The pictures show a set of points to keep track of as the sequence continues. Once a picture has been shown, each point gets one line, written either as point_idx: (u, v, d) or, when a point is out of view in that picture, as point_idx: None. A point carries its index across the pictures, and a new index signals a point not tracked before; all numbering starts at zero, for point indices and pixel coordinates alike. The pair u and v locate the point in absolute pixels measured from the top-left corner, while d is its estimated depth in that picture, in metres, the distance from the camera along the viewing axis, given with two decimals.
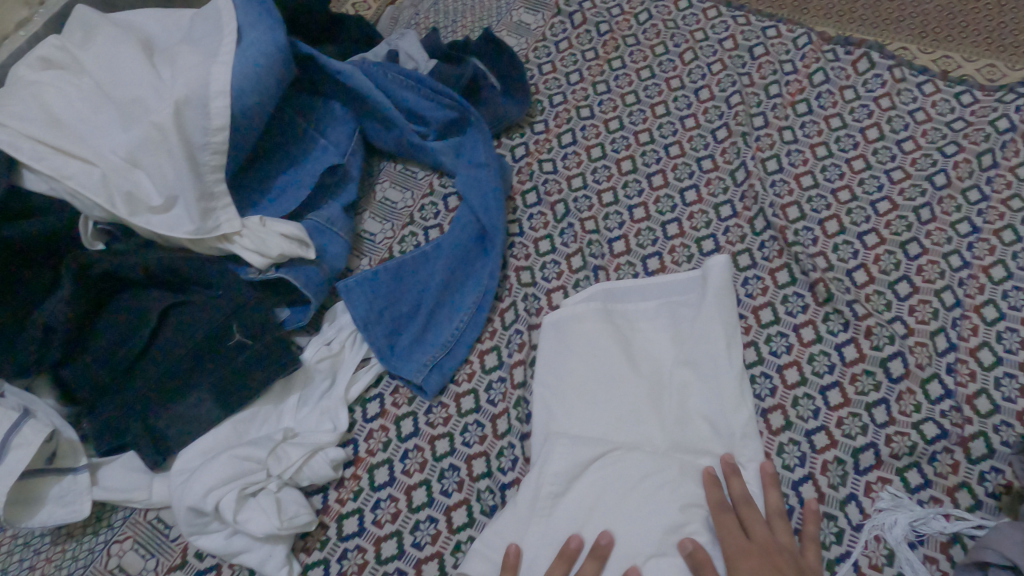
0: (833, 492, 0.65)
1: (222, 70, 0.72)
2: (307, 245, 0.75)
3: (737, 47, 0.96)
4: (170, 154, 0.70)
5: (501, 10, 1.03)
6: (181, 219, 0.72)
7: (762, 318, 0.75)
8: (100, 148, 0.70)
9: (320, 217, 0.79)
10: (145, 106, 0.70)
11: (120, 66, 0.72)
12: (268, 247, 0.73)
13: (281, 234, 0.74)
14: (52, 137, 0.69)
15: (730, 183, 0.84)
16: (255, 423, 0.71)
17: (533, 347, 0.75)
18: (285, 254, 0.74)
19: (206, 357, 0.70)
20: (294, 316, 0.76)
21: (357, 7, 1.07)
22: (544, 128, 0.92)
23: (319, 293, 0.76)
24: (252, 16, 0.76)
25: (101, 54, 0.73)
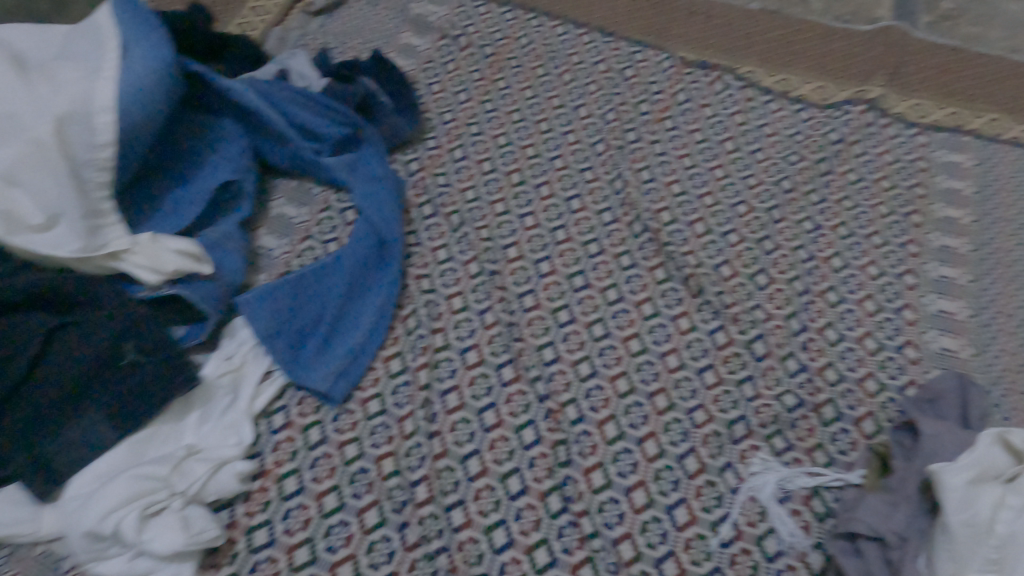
0: (713, 461, 0.73)
1: (106, 86, 0.72)
2: (202, 260, 0.76)
3: (610, 69, 1.05)
4: (51, 170, 0.68)
5: (388, 34, 1.07)
6: (65, 237, 0.69)
7: (644, 311, 0.83)
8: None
9: (214, 232, 0.79)
10: (19, 121, 0.67)
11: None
12: (162, 263, 0.73)
13: (175, 250, 0.74)
14: None
15: (610, 192, 0.92)
16: (154, 444, 0.69)
17: (436, 351, 0.79)
18: (181, 270, 0.74)
19: (97, 377, 0.68)
20: (193, 332, 0.75)
21: (243, 26, 1.07)
22: (436, 144, 0.96)
23: (217, 309, 0.75)
24: (136, 33, 0.76)
25: None
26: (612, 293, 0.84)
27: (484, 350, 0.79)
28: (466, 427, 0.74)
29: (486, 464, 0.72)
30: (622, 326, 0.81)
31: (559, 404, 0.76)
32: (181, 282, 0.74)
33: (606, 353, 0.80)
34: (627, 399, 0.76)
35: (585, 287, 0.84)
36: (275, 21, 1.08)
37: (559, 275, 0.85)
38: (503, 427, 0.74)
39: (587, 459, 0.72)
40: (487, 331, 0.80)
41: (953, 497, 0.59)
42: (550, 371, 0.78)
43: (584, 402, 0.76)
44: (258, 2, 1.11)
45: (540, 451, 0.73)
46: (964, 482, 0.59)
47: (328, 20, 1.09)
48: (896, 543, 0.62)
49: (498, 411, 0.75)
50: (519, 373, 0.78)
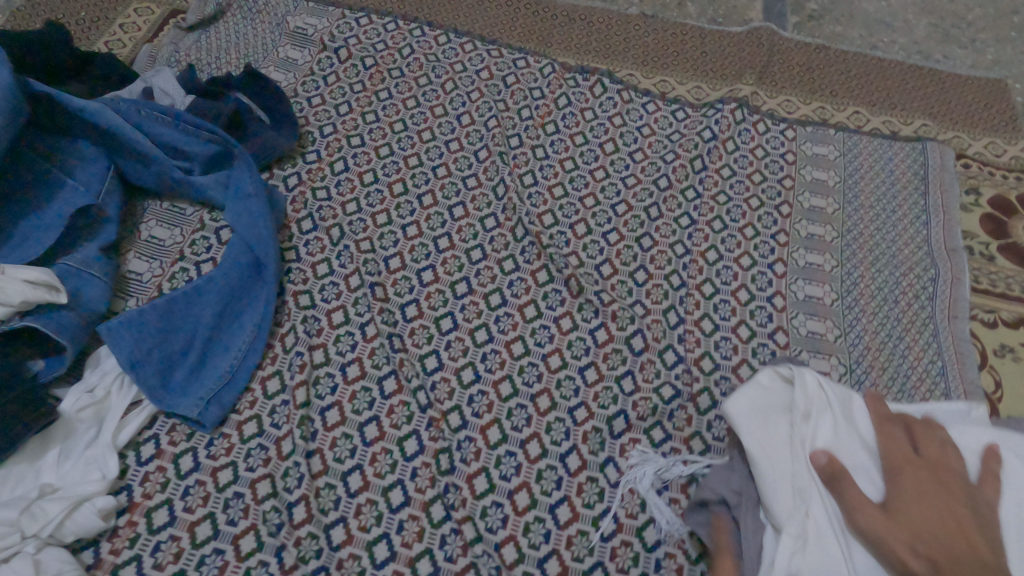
0: (594, 457, 0.74)
1: None
2: (56, 289, 0.71)
3: (492, 77, 1.06)
4: None
5: (267, 49, 1.06)
6: None
7: (526, 314, 0.84)
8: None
9: (73, 260, 0.76)
10: None
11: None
12: (7, 294, 0.67)
13: (24, 280, 0.69)
14: None
15: (492, 198, 0.93)
16: (7, 486, 0.65)
17: (315, 367, 0.77)
18: (31, 300, 0.69)
19: None
20: (50, 366, 0.71)
21: (110, 45, 1.04)
22: (316, 158, 0.95)
23: (76, 339, 0.72)
24: None
25: None
26: (495, 298, 0.85)
27: (365, 363, 0.78)
28: (347, 443, 0.73)
29: (367, 479, 0.71)
30: (504, 330, 0.82)
31: (442, 412, 0.76)
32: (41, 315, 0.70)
33: (489, 358, 0.80)
34: (510, 403, 0.77)
35: (467, 293, 0.85)
36: (145, 38, 1.06)
37: (441, 283, 0.85)
38: (385, 439, 0.74)
39: (469, 465, 0.73)
40: (368, 343, 0.80)
41: (752, 435, 0.61)
42: (433, 380, 0.78)
43: (467, 408, 0.76)
44: (127, 19, 1.08)
45: (423, 461, 0.73)
46: (754, 418, 0.63)
47: (203, 36, 1.07)
48: (735, 501, 0.64)
49: (379, 424, 0.74)
50: (401, 384, 0.77)
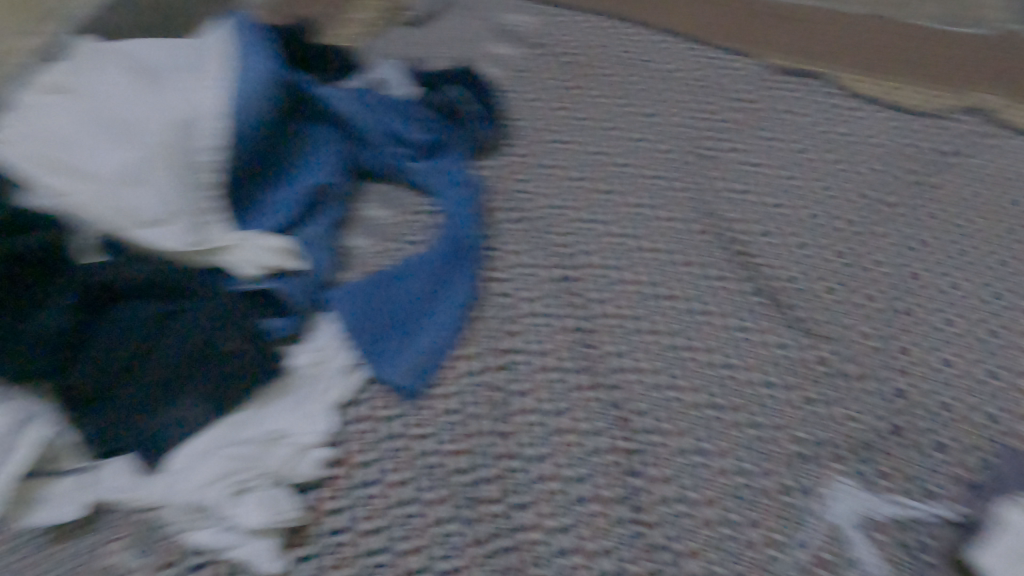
0: (796, 483, 0.70)
1: (220, 98, 0.82)
2: (296, 256, 0.81)
3: (701, 78, 1.03)
4: (171, 170, 0.77)
5: (474, 44, 1.09)
6: (178, 231, 0.77)
7: (728, 323, 0.80)
8: (99, 168, 0.77)
9: (309, 231, 0.84)
10: (147, 129, 0.79)
11: (121, 98, 0.81)
12: (260, 258, 0.79)
13: (271, 247, 0.80)
14: (64, 155, 0.78)
15: (697, 202, 0.90)
16: (242, 427, 0.72)
17: (512, 352, 0.79)
18: (275, 264, 0.80)
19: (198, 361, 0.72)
20: (282, 324, 0.77)
21: (337, 39, 1.12)
22: (521, 152, 0.96)
23: (307, 300, 0.80)
24: (244, 50, 0.85)
25: (109, 87, 0.82)
26: (693, 304, 0.82)
27: (559, 355, 0.79)
28: (540, 430, 0.74)
29: (556, 468, 0.72)
30: (702, 338, 0.79)
31: (633, 414, 0.75)
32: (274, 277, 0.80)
33: (684, 364, 0.78)
34: (704, 413, 0.74)
35: (666, 295, 0.82)
36: (370, 34, 1.12)
37: (640, 283, 0.83)
38: (576, 432, 0.74)
39: (659, 470, 0.71)
40: (565, 336, 0.80)
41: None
42: (626, 380, 0.77)
43: (661, 413, 0.75)
44: (358, 16, 1.15)
45: (612, 459, 0.72)
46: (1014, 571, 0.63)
47: (425, 32, 1.12)
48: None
49: (571, 417, 0.75)
50: (596, 380, 0.77)
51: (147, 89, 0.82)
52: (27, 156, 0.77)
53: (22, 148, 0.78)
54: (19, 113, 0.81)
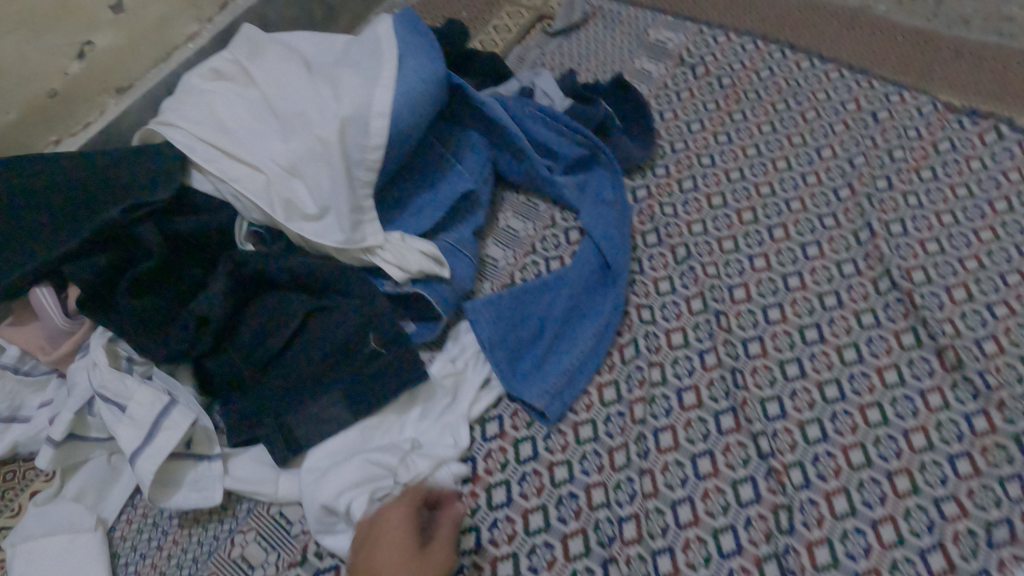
0: (964, 563, 0.64)
1: (383, 93, 0.76)
2: (441, 263, 0.79)
3: (860, 110, 0.97)
4: (330, 166, 0.75)
5: (624, 58, 1.07)
6: (330, 228, 0.76)
7: (887, 379, 0.75)
8: (262, 157, 0.75)
9: (451, 238, 0.83)
10: (307, 121, 0.75)
11: (285, 84, 0.78)
12: (407, 262, 0.77)
13: (420, 251, 0.78)
14: (223, 141, 0.76)
15: (853, 243, 0.85)
16: (380, 431, 0.73)
17: (653, 385, 0.76)
18: (423, 270, 0.77)
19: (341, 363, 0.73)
20: (421, 330, 0.78)
21: (484, 44, 1.11)
22: (665, 173, 0.94)
23: (449, 309, 0.78)
24: (414, 46, 0.81)
25: (271, 72, 0.81)
26: (850, 353, 0.77)
27: (702, 393, 0.75)
28: (679, 470, 0.71)
29: (697, 514, 0.68)
30: (859, 391, 0.74)
31: (783, 465, 0.70)
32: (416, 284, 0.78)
33: (839, 418, 0.73)
34: (861, 474, 0.69)
35: (818, 341, 0.78)
36: (515, 39, 1.12)
37: (789, 325, 0.79)
38: (719, 478, 0.70)
39: (810, 531, 0.67)
40: (707, 373, 0.77)
41: None
42: (775, 428, 0.73)
43: (811, 467, 0.70)
44: (500, 21, 1.14)
45: (759, 511, 0.68)
46: None
47: (566, 41, 1.11)
48: None
49: (714, 461, 0.71)
50: (740, 424, 0.73)
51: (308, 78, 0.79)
52: (189, 140, 0.77)
53: (185, 131, 0.77)
54: (184, 93, 0.81)
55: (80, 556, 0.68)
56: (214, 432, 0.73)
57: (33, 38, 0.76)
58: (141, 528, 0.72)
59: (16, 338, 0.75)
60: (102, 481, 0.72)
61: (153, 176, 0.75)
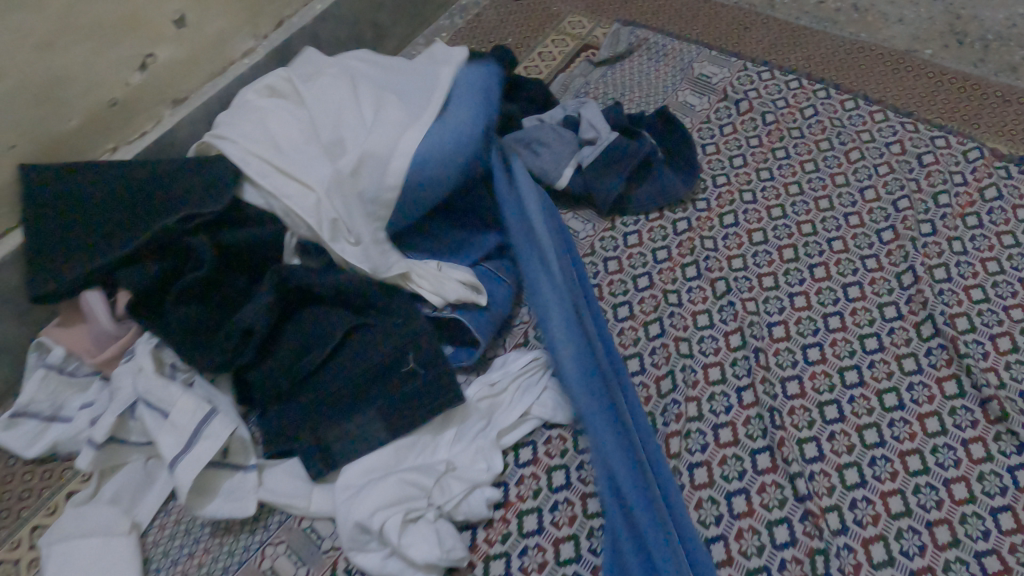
0: None
1: (440, 127, 0.81)
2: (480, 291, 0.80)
3: (905, 152, 0.97)
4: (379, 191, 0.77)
5: (668, 90, 1.08)
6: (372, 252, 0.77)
7: (928, 426, 0.74)
8: (314, 176, 0.77)
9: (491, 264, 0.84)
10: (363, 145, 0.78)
11: (334, 104, 0.81)
12: (446, 290, 0.78)
13: (458, 279, 0.79)
14: (277, 159, 0.78)
15: (895, 286, 0.84)
16: (414, 451, 0.73)
17: (689, 420, 0.76)
18: (461, 298, 0.78)
19: (379, 383, 0.74)
20: (457, 355, 0.79)
21: (529, 70, 1.13)
22: (706, 207, 0.94)
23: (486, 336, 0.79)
24: (465, 87, 0.86)
25: (324, 92, 0.82)
26: (891, 398, 0.76)
27: (739, 431, 0.75)
28: (714, 508, 0.70)
29: (731, 554, 0.68)
30: (900, 438, 0.73)
31: (820, 508, 0.69)
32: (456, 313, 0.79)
33: (878, 464, 0.72)
34: (900, 522, 0.68)
35: (858, 384, 0.77)
36: (560, 68, 1.13)
37: (829, 365, 0.79)
38: (754, 517, 0.69)
39: None
40: (744, 410, 0.76)
41: None
42: (813, 470, 0.72)
43: (849, 512, 0.69)
44: (545, 49, 1.16)
45: (794, 555, 0.67)
46: None
47: (610, 71, 1.12)
48: None
49: (749, 500, 0.70)
50: (777, 464, 0.72)
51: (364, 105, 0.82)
52: (244, 156, 0.78)
53: (240, 146, 0.79)
54: (240, 108, 0.84)
55: (115, 559, 0.69)
56: (250, 443, 0.74)
57: (101, 49, 0.78)
58: (173, 534, 0.72)
59: (65, 339, 0.77)
60: (138, 485, 0.73)
61: (208, 188, 0.77)
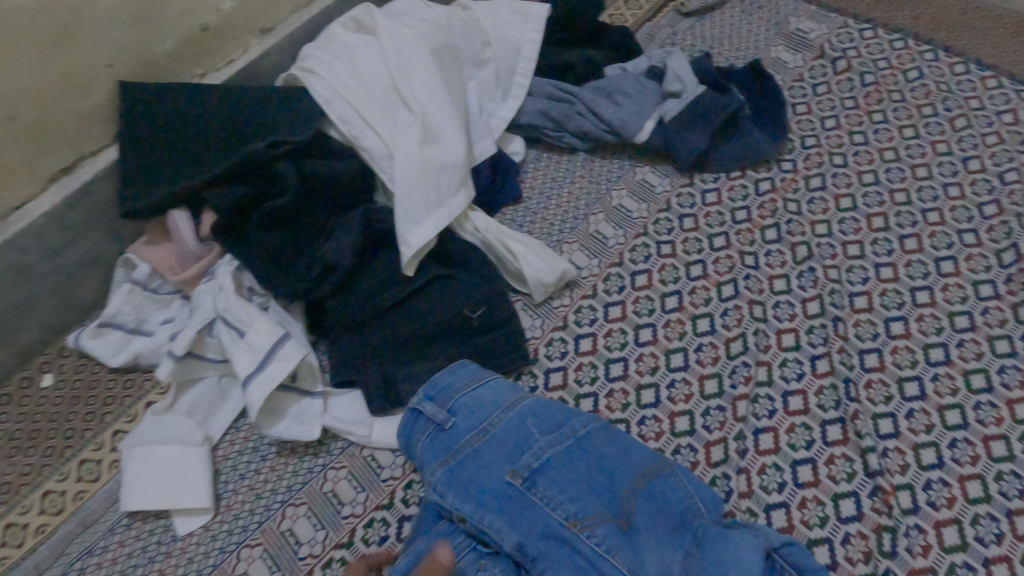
0: None
1: (500, 125, 0.90)
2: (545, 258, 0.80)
3: (1017, 122, 0.90)
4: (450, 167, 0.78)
5: (760, 44, 1.03)
6: (426, 218, 0.76)
7: (1017, 413, 0.69)
8: (395, 136, 0.78)
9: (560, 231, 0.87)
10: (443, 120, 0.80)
11: (418, 58, 0.81)
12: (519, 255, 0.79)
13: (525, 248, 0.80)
14: (361, 106, 0.79)
15: (994, 263, 0.79)
16: None
17: (758, 384, 0.74)
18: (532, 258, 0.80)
19: (445, 334, 0.76)
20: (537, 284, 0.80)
21: (614, 17, 1.09)
22: (792, 168, 0.90)
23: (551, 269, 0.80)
24: (533, 82, 0.93)
25: (410, 41, 0.82)
26: (978, 380, 0.72)
27: (810, 400, 0.72)
28: (778, 474, 0.69)
29: (792, 522, 0.66)
30: (985, 422, 0.69)
31: (891, 486, 0.67)
32: (425, 392, 0.69)
33: (959, 446, 0.68)
34: (978, 507, 0.65)
35: (943, 363, 0.73)
36: (647, 16, 1.09)
37: (913, 341, 0.75)
38: (819, 488, 0.67)
39: (915, 558, 0.63)
40: (817, 379, 0.73)
41: None
42: (886, 446, 0.69)
43: (922, 493, 0.66)
44: None
45: (859, 529, 0.65)
46: None
47: (699, 22, 1.07)
48: None
49: (816, 470, 0.68)
50: (848, 436, 0.70)
51: (448, 72, 0.84)
52: (330, 95, 0.79)
53: (326, 82, 0.80)
54: (328, 40, 0.85)
55: (188, 468, 0.71)
56: (317, 370, 0.75)
57: None
58: (242, 450, 0.75)
59: (149, 256, 0.80)
60: (212, 400, 0.76)
61: (292, 120, 0.79)
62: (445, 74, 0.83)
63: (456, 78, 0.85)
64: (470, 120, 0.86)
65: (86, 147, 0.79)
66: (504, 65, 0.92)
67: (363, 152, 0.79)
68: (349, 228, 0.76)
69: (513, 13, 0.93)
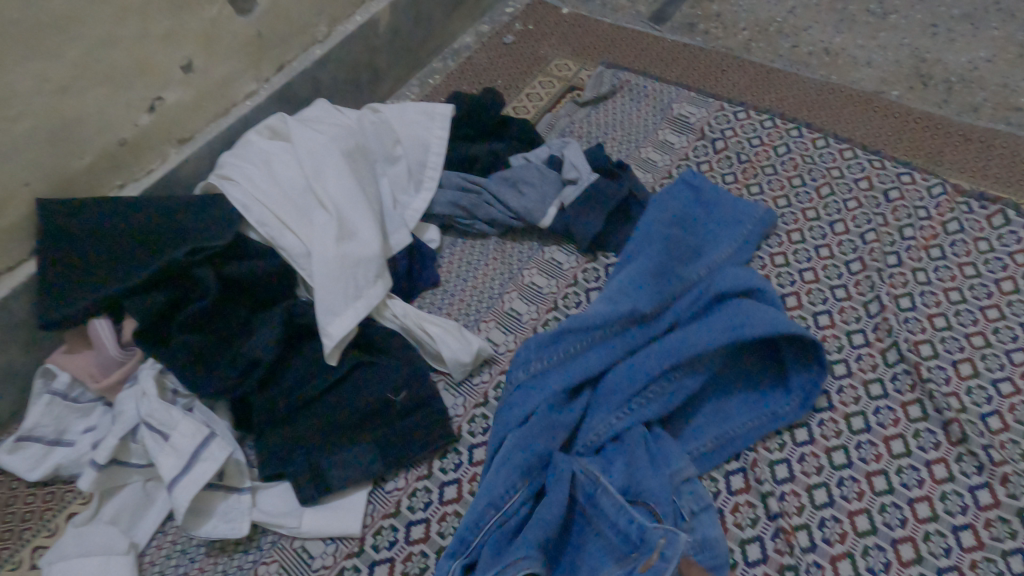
0: None
1: (413, 216, 0.96)
2: (457, 332, 0.84)
3: (872, 188, 1.01)
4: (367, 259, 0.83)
5: (649, 129, 1.14)
6: (344, 310, 0.80)
7: (893, 448, 0.77)
8: (312, 234, 0.83)
9: (482, 310, 0.93)
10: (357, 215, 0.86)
11: (332, 161, 0.87)
12: (432, 332, 0.83)
13: (436, 326, 0.84)
14: (279, 209, 0.84)
15: (863, 314, 0.89)
16: (404, 491, 0.78)
17: None
18: (444, 333, 0.84)
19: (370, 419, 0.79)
20: (453, 353, 0.83)
21: (518, 110, 1.20)
22: None
23: (466, 343, 0.84)
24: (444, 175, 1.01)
25: (323, 145, 0.88)
26: (858, 421, 0.80)
27: None
28: None
29: None
30: (867, 459, 0.77)
31: (791, 526, 0.73)
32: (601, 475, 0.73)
33: (846, 484, 0.76)
34: (867, 539, 0.72)
35: (827, 409, 0.81)
36: (547, 108, 1.20)
37: None
38: (728, 536, 0.74)
39: None
40: None
41: None
42: (783, 490, 0.76)
43: (818, 531, 0.73)
44: (532, 90, 1.23)
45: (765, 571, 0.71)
46: None
47: (594, 111, 1.18)
48: None
49: (723, 519, 0.75)
50: (750, 484, 0.77)
51: (361, 173, 0.91)
52: (248, 201, 0.84)
53: (245, 189, 0.85)
54: (246, 147, 0.91)
55: None
56: (245, 467, 0.77)
57: (113, 92, 0.84)
58: (169, 554, 0.75)
59: (70, 364, 0.80)
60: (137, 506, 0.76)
61: (211, 226, 0.82)
62: (358, 174, 0.90)
63: (370, 177, 0.92)
64: (384, 213, 0.92)
65: (3, 263, 0.81)
66: (415, 162, 0.99)
67: (282, 252, 0.83)
68: (271, 325, 0.79)
69: (420, 113, 1.02)
